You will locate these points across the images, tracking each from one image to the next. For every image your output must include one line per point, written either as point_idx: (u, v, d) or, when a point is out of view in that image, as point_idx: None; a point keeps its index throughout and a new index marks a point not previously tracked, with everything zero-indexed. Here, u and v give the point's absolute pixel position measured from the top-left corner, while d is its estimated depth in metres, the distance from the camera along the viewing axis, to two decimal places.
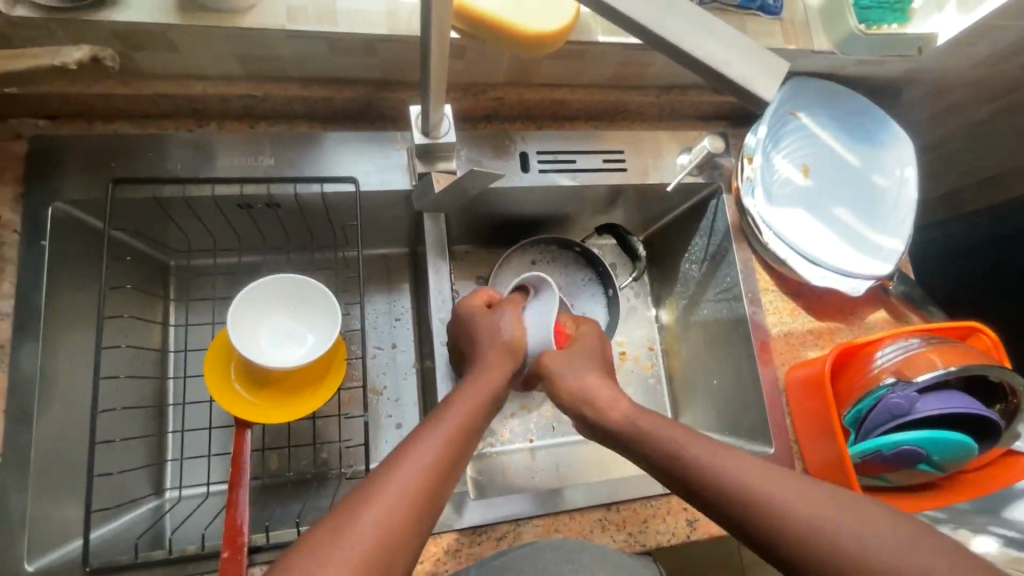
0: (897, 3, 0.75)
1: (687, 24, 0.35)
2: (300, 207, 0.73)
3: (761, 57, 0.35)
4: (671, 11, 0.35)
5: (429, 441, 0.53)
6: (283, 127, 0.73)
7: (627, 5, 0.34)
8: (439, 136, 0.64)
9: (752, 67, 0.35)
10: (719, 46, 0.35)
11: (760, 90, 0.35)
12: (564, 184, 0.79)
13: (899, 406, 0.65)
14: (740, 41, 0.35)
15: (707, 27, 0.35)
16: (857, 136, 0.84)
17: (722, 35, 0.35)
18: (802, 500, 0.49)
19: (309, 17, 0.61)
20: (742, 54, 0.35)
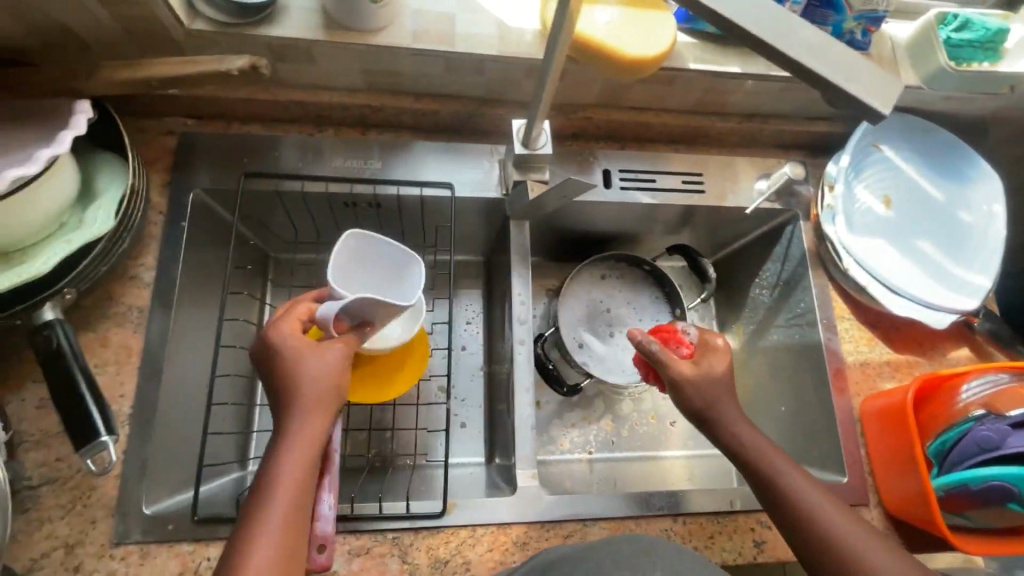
0: (989, 42, 0.75)
1: (813, 51, 0.39)
2: (399, 208, 0.80)
3: (876, 78, 0.39)
4: (798, 35, 0.39)
5: (282, 465, 0.50)
6: (390, 136, 0.80)
7: (759, 28, 0.38)
8: (537, 148, 0.70)
9: (873, 85, 0.39)
10: (842, 68, 0.39)
11: (879, 106, 0.38)
12: (644, 202, 0.83)
13: (989, 439, 0.63)
14: (860, 65, 0.39)
15: (829, 50, 0.39)
16: (941, 172, 0.84)
17: (843, 59, 0.39)
18: (801, 485, 0.60)
19: (430, 38, 0.68)
20: (863, 75, 0.39)
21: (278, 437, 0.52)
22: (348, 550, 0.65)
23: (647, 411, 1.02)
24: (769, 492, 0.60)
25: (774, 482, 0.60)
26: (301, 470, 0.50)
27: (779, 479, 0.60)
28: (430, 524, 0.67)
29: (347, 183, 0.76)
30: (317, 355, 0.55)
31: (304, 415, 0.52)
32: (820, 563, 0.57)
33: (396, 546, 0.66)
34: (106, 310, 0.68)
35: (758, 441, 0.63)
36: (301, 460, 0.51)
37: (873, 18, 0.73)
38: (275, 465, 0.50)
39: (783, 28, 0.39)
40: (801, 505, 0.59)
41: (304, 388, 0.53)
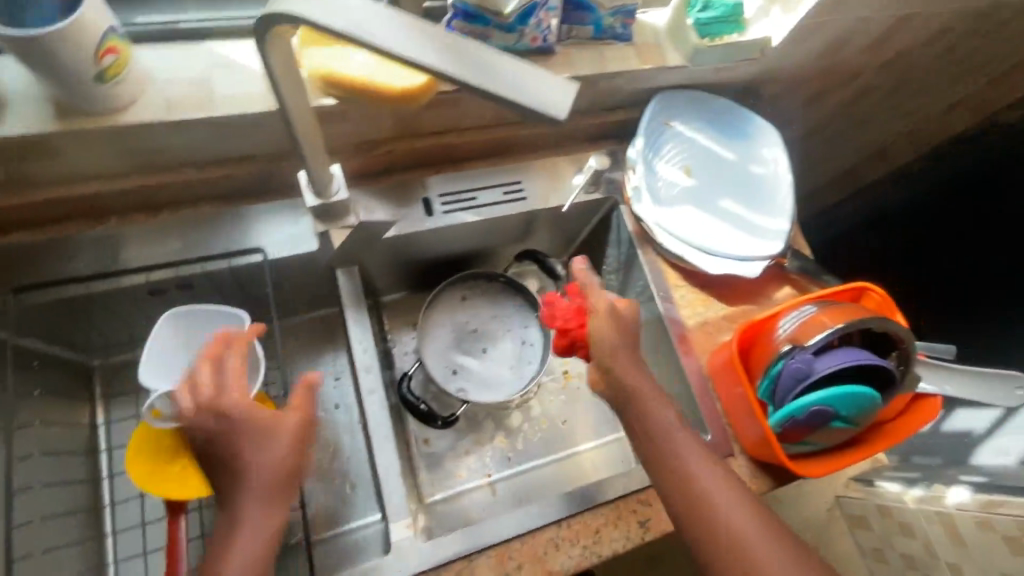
0: (732, 15, 0.84)
1: (484, 69, 0.39)
2: (212, 284, 0.75)
3: (552, 84, 0.40)
4: (466, 57, 0.39)
5: (241, 556, 0.52)
6: (186, 211, 0.75)
7: (422, 56, 0.38)
8: (331, 196, 0.67)
9: (548, 94, 0.39)
10: (515, 79, 0.39)
11: (556, 110, 0.38)
12: (469, 221, 0.83)
13: (800, 370, 0.69)
14: (535, 75, 0.40)
15: (504, 65, 0.39)
16: (730, 134, 0.92)
17: (516, 73, 0.39)
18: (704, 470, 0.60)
19: (187, 106, 0.64)
20: (537, 83, 0.39)
21: (233, 530, 0.54)
22: None
23: (538, 417, 1.02)
24: (670, 474, 0.60)
25: (677, 465, 0.60)
26: (258, 562, 0.53)
27: (693, 477, 0.60)
28: None
29: (141, 273, 0.70)
30: (264, 441, 0.56)
31: (258, 508, 0.54)
32: (707, 547, 0.57)
33: None
34: None
35: (672, 441, 0.62)
36: (259, 551, 0.53)
37: (627, 11, 0.78)
38: (230, 553, 0.53)
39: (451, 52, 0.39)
40: (703, 495, 0.59)
41: (260, 469, 0.55)
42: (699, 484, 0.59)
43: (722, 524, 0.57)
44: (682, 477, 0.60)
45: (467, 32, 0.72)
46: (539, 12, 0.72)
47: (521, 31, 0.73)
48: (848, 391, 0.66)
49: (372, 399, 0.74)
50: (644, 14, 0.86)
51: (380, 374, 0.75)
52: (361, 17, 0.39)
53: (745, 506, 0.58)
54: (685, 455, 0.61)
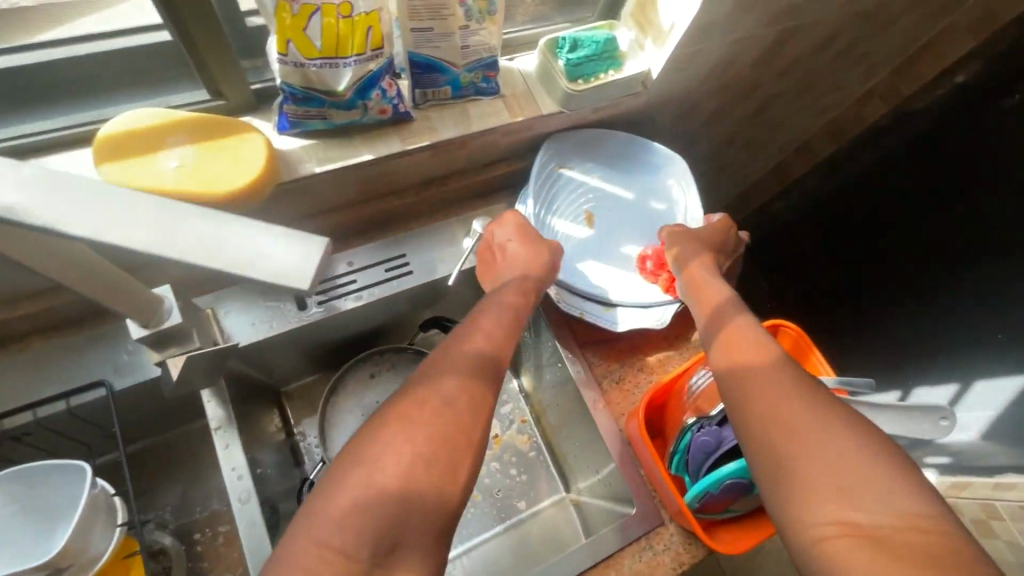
0: (605, 52, 0.79)
1: (197, 240, 0.33)
2: (56, 427, 0.66)
3: (292, 245, 0.34)
4: (182, 230, 0.33)
5: (378, 466, 0.49)
6: (16, 349, 0.67)
7: (122, 237, 0.32)
8: (161, 323, 0.58)
9: (287, 261, 0.33)
10: (243, 248, 0.33)
11: (296, 281, 0.33)
12: (350, 308, 0.76)
13: (708, 443, 0.63)
14: (273, 236, 0.34)
15: (232, 232, 0.34)
16: (635, 170, 0.87)
17: (249, 236, 0.34)
18: (758, 353, 0.58)
19: None
20: (273, 247, 0.34)
21: (393, 441, 0.51)
22: None
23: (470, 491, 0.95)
24: (728, 352, 0.59)
25: (733, 348, 0.59)
26: (391, 479, 0.48)
27: (758, 382, 0.54)
28: None
29: None
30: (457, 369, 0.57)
31: (410, 426, 0.51)
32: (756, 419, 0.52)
33: None
34: None
35: (744, 351, 0.58)
36: (392, 468, 0.49)
37: (485, 64, 0.72)
38: (382, 456, 0.50)
39: (159, 223, 0.33)
40: (752, 368, 0.56)
41: (430, 381, 0.55)
42: (753, 361, 0.57)
43: (789, 423, 0.50)
44: (747, 382, 0.55)
45: (301, 115, 0.65)
46: (380, 82, 0.65)
47: (365, 104, 0.66)
48: None
49: (250, 532, 0.66)
50: (512, 61, 0.80)
51: (258, 502, 0.67)
52: (34, 192, 0.32)
53: (811, 393, 0.52)
54: (757, 364, 0.56)
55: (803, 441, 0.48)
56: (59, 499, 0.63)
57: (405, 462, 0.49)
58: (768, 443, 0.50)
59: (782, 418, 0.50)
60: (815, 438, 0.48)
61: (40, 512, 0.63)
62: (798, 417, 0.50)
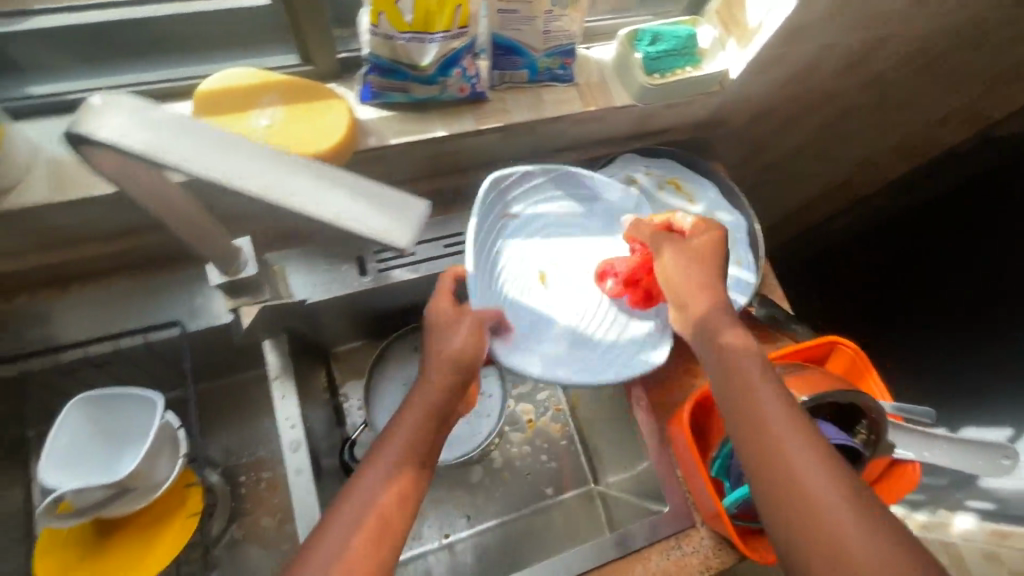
0: (685, 48, 0.78)
1: (308, 190, 0.35)
2: (131, 360, 0.71)
3: (396, 203, 0.35)
4: (295, 178, 0.35)
5: None
6: (103, 283, 0.72)
7: (240, 181, 0.34)
8: (238, 272, 0.62)
9: (390, 218, 0.35)
10: (345, 201, 0.34)
11: (392, 237, 0.34)
12: (405, 278, 0.78)
13: None
14: (377, 192, 0.35)
15: (339, 185, 0.35)
16: (562, 212, 0.76)
17: (355, 191, 0.35)
18: (779, 415, 0.51)
19: (79, 183, 0.60)
20: (374, 203, 0.35)
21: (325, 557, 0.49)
22: None
23: (500, 470, 0.96)
24: (742, 408, 0.53)
25: (748, 405, 0.52)
26: None
27: (753, 409, 0.52)
28: None
29: (50, 356, 0.66)
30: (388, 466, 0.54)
31: (343, 538, 0.50)
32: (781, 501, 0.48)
33: None
34: None
35: (731, 369, 0.55)
36: None
37: (564, 51, 0.72)
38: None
39: (271, 171, 0.35)
40: (774, 440, 0.50)
41: (369, 474, 0.53)
42: (773, 427, 0.50)
43: (781, 456, 0.49)
44: (740, 404, 0.53)
45: (384, 87, 0.67)
46: (462, 62, 0.66)
47: (445, 81, 0.67)
48: None
49: (297, 480, 0.69)
50: (589, 50, 0.80)
51: (309, 452, 0.71)
52: (167, 132, 0.35)
53: (838, 479, 0.47)
54: (749, 383, 0.53)
55: (797, 475, 0.48)
56: (133, 424, 0.67)
57: (368, 562, 0.49)
58: (794, 539, 0.46)
59: (778, 451, 0.49)
60: (841, 540, 0.44)
61: (109, 435, 0.67)
62: (790, 451, 0.49)
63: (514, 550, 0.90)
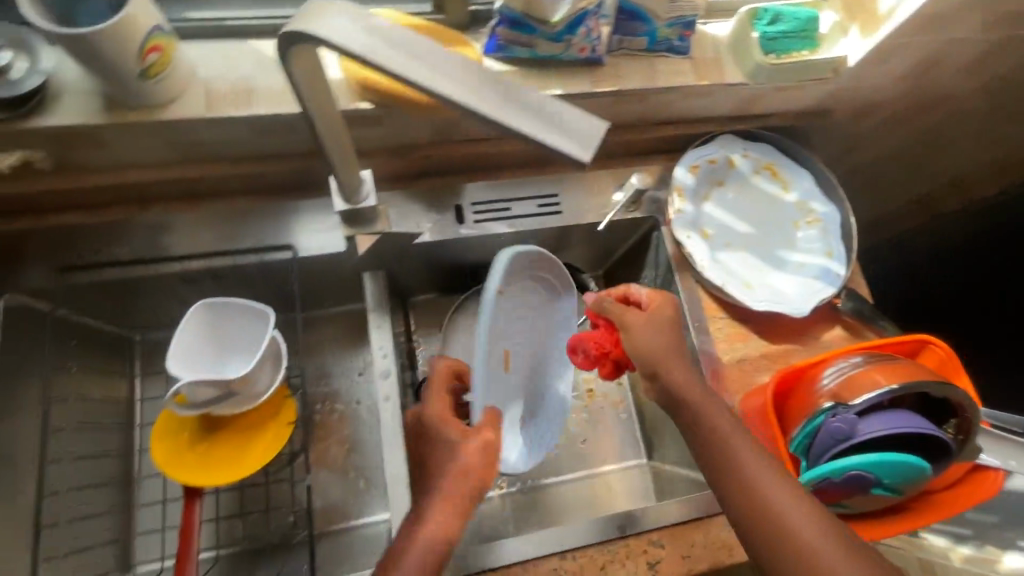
0: (804, 30, 0.77)
1: (500, 100, 0.39)
2: (244, 276, 0.76)
3: (577, 120, 0.39)
4: (489, 88, 0.39)
5: None
6: (224, 203, 0.77)
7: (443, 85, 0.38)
8: (359, 201, 0.67)
9: (572, 133, 0.39)
10: (539, 118, 0.39)
11: (580, 153, 0.38)
12: (501, 233, 0.81)
13: (841, 431, 0.63)
14: (561, 109, 0.39)
15: (527, 99, 0.39)
16: (529, 291, 0.78)
17: (542, 106, 0.39)
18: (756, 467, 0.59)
19: (227, 102, 0.65)
20: (563, 122, 0.39)
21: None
22: None
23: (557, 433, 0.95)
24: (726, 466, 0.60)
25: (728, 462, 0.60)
26: None
27: (721, 442, 0.61)
28: None
29: (177, 262, 0.72)
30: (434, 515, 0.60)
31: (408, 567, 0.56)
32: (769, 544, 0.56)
33: None
34: None
35: (702, 406, 0.63)
36: None
37: (686, 23, 0.73)
38: None
39: (475, 83, 0.39)
40: (755, 489, 0.58)
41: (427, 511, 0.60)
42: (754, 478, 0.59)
43: (746, 481, 0.59)
44: (708, 440, 0.62)
45: (510, 40, 0.69)
46: (589, 21, 0.68)
47: (569, 41, 0.69)
48: (893, 458, 0.60)
49: (386, 406, 0.73)
50: (706, 25, 0.80)
51: (397, 381, 0.75)
52: (381, 38, 0.39)
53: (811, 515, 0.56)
54: (711, 418, 0.63)
55: (784, 519, 0.56)
56: (249, 333, 0.72)
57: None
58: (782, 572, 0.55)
59: (744, 478, 0.59)
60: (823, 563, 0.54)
61: (224, 339, 0.72)
62: (753, 475, 0.59)
63: (559, 507, 0.92)
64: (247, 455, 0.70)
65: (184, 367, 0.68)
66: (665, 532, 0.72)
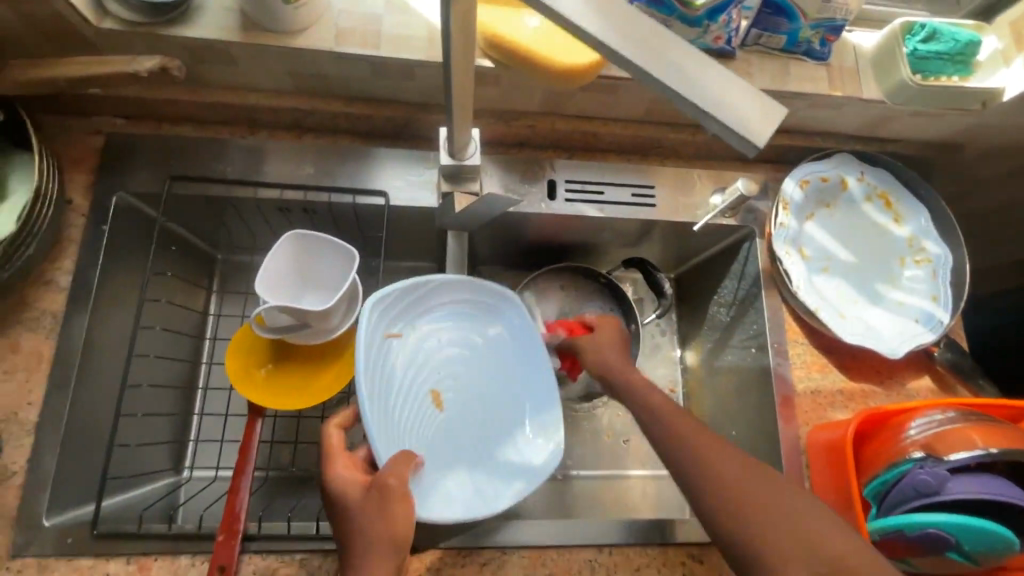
0: (960, 54, 0.71)
1: (673, 66, 0.35)
2: (333, 214, 0.77)
3: (754, 100, 0.36)
4: (666, 50, 0.35)
5: None
6: (326, 140, 0.78)
7: (617, 40, 0.35)
8: (465, 158, 0.67)
9: (748, 114, 0.35)
10: (712, 91, 0.35)
11: (753, 134, 0.35)
12: (590, 215, 0.79)
13: (927, 484, 0.58)
14: (736, 85, 0.36)
15: (703, 69, 0.36)
16: (438, 316, 0.68)
17: (717, 80, 0.35)
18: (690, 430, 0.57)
19: (355, 40, 0.66)
20: (736, 98, 0.35)
21: None
22: (253, 570, 0.63)
23: (602, 430, 0.91)
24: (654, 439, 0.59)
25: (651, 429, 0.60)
26: None
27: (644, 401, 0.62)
28: None
29: (276, 189, 0.73)
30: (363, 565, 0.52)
31: None
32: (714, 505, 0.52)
33: (303, 568, 0.64)
34: (20, 315, 0.68)
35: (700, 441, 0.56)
36: None
37: (832, 26, 0.68)
38: None
39: (648, 41, 0.35)
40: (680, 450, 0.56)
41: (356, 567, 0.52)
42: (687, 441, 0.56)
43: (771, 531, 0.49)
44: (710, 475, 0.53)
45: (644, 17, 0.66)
46: (731, 10, 0.64)
47: (706, 28, 0.66)
48: (981, 525, 0.56)
49: None
50: (849, 33, 0.76)
51: None
52: None
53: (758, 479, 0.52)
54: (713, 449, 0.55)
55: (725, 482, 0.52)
56: (331, 272, 0.73)
57: None
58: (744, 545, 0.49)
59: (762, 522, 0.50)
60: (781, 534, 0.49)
61: (308, 272, 0.73)
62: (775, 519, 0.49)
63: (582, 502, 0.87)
64: (310, 388, 0.72)
65: (270, 292, 0.69)
66: (706, 548, 0.70)
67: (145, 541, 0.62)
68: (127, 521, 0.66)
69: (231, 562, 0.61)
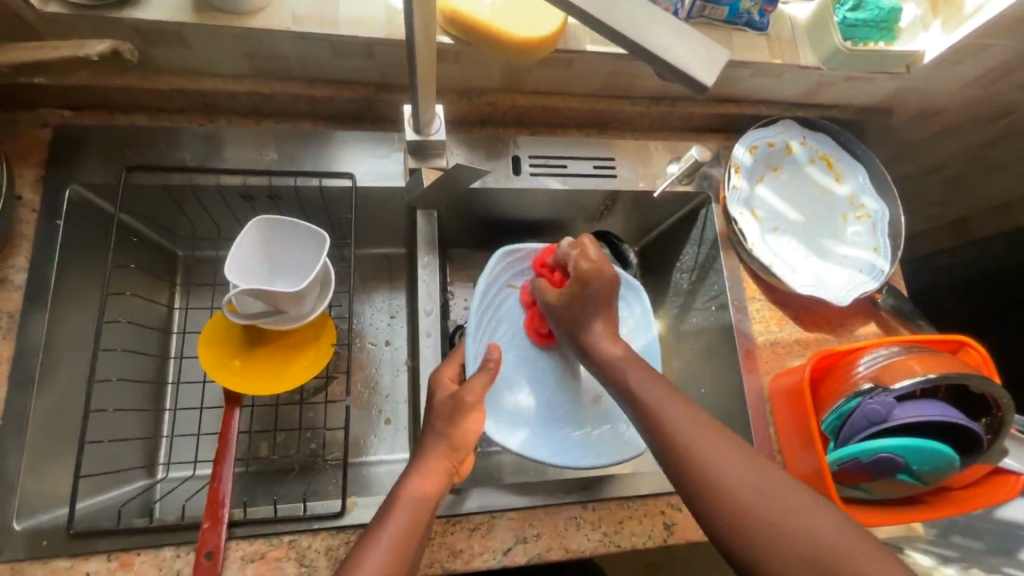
0: (885, 21, 0.75)
1: (624, 16, 0.38)
2: (299, 197, 0.77)
3: (702, 43, 0.39)
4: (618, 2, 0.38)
5: (403, 511, 0.54)
6: (288, 124, 0.78)
7: None
8: (429, 133, 0.68)
9: (697, 57, 0.38)
10: (662, 37, 0.38)
11: (702, 76, 0.38)
12: (554, 188, 0.82)
13: (877, 413, 0.64)
14: (685, 32, 0.39)
15: (654, 17, 0.38)
16: None
17: (665, 26, 0.38)
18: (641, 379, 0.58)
19: (312, 21, 0.66)
20: (685, 45, 0.38)
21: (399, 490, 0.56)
22: (242, 556, 0.62)
23: None
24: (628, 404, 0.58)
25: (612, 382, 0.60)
26: (412, 526, 0.54)
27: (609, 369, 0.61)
28: (331, 525, 0.64)
29: (239, 174, 0.72)
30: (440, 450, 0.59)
31: (421, 479, 0.57)
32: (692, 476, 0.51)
33: (292, 549, 0.63)
34: None
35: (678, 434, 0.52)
36: (414, 513, 0.55)
37: None
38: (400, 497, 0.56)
39: None
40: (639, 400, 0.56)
41: (430, 446, 0.59)
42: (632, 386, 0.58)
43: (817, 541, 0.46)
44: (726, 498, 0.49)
45: None
46: None
47: None
48: (924, 444, 0.61)
49: (427, 342, 0.73)
50: (784, 6, 0.81)
51: (440, 318, 0.75)
52: None
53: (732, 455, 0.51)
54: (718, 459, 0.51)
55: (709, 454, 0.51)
56: (303, 252, 0.72)
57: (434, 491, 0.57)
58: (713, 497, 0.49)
59: (730, 503, 0.49)
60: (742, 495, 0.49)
61: (278, 255, 0.72)
62: (765, 504, 0.48)
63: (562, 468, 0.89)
64: (287, 372, 0.71)
65: (241, 278, 0.68)
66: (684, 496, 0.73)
67: (125, 536, 0.61)
68: (103, 519, 0.65)
69: (218, 547, 0.61)
